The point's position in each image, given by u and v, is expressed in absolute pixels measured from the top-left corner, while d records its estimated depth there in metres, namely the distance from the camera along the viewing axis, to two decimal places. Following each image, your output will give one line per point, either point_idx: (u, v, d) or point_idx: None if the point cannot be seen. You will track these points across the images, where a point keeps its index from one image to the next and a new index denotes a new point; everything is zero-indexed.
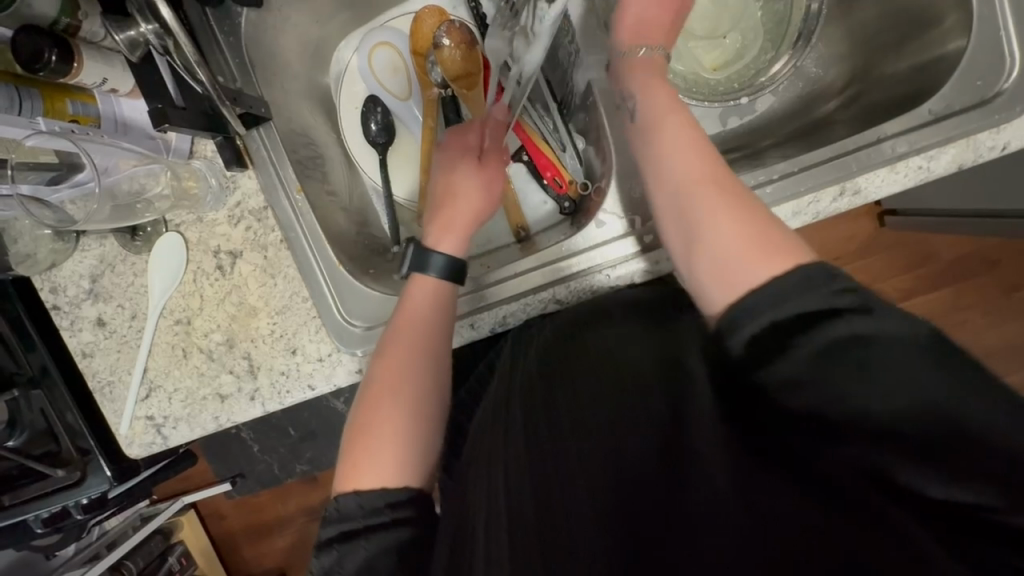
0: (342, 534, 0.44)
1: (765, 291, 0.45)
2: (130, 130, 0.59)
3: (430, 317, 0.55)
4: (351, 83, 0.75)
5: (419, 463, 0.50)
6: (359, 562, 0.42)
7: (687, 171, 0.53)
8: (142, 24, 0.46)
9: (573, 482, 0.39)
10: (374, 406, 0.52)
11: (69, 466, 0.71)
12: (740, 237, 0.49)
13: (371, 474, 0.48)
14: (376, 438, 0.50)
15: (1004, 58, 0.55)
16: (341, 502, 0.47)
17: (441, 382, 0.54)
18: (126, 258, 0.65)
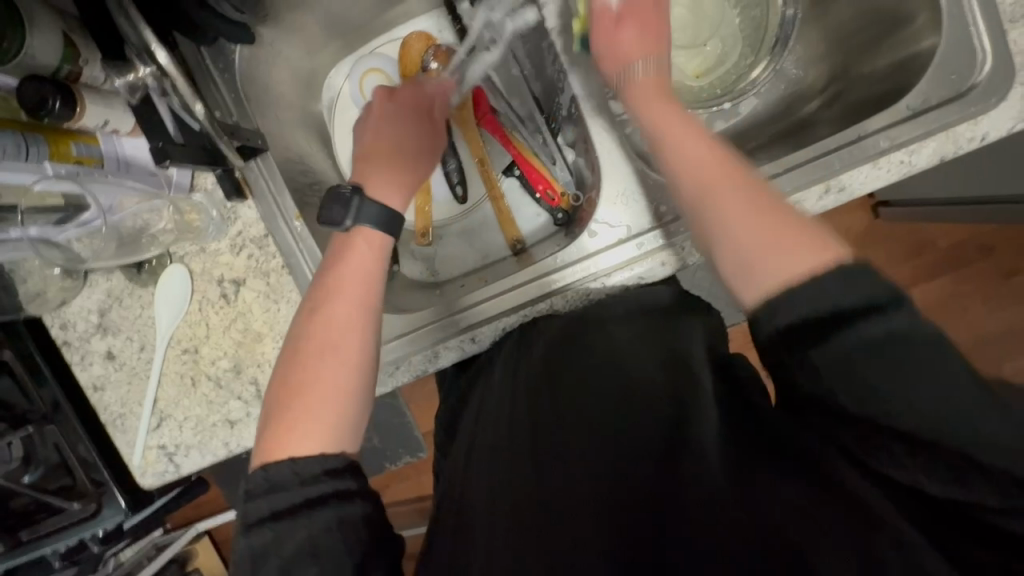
0: (275, 512, 0.40)
1: (801, 290, 0.39)
2: (133, 167, 0.60)
3: (371, 281, 0.54)
4: (343, 111, 0.77)
5: (348, 430, 0.47)
6: (299, 544, 0.38)
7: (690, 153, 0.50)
8: (141, 68, 0.49)
9: (574, 482, 0.40)
10: (306, 368, 0.49)
11: (84, 498, 0.72)
12: (753, 232, 0.44)
13: (302, 439, 0.45)
14: (309, 401, 0.47)
15: (976, 51, 0.56)
16: (270, 470, 0.42)
17: (375, 341, 0.52)
18: (132, 292, 0.67)
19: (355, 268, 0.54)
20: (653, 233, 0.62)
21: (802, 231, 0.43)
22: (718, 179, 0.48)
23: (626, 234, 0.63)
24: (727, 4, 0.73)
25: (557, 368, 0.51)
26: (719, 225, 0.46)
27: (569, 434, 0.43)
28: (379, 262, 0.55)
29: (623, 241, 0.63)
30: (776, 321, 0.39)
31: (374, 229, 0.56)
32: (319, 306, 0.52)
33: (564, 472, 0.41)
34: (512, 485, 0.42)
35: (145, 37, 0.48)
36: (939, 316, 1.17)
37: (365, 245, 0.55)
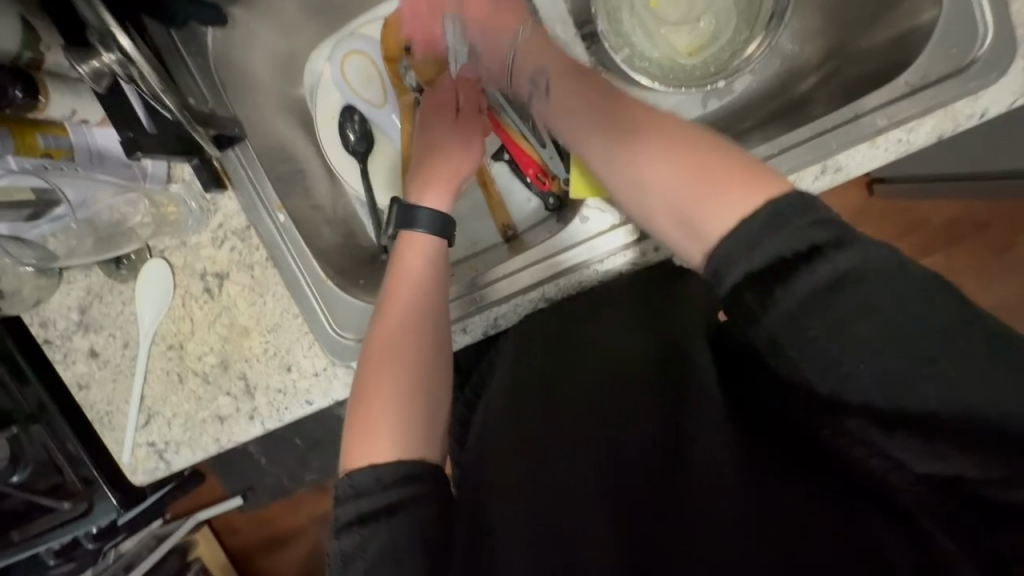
0: (363, 514, 0.42)
1: (738, 235, 0.39)
2: (106, 161, 0.57)
3: (429, 281, 0.54)
4: (327, 95, 0.74)
5: (427, 435, 0.48)
6: (381, 546, 0.40)
7: (620, 157, 0.49)
8: (105, 54, 0.45)
9: (579, 464, 0.44)
10: (375, 374, 0.50)
11: (75, 498, 0.71)
12: (688, 182, 0.44)
13: (378, 444, 0.46)
14: (381, 406, 0.48)
15: (977, 25, 0.54)
16: (354, 476, 0.44)
17: (443, 347, 0.52)
18: (113, 288, 0.65)
19: (415, 270, 0.54)
20: None
21: (741, 165, 0.43)
22: (655, 149, 0.47)
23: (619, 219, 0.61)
24: None
25: (557, 372, 0.55)
26: (651, 193, 0.46)
27: (569, 450, 0.46)
28: (434, 259, 0.56)
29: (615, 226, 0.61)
30: (730, 279, 0.39)
31: (425, 232, 0.56)
32: (384, 316, 0.53)
33: (565, 459, 0.45)
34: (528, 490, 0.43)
35: (102, 21, 0.44)
36: None
37: (415, 246, 0.56)
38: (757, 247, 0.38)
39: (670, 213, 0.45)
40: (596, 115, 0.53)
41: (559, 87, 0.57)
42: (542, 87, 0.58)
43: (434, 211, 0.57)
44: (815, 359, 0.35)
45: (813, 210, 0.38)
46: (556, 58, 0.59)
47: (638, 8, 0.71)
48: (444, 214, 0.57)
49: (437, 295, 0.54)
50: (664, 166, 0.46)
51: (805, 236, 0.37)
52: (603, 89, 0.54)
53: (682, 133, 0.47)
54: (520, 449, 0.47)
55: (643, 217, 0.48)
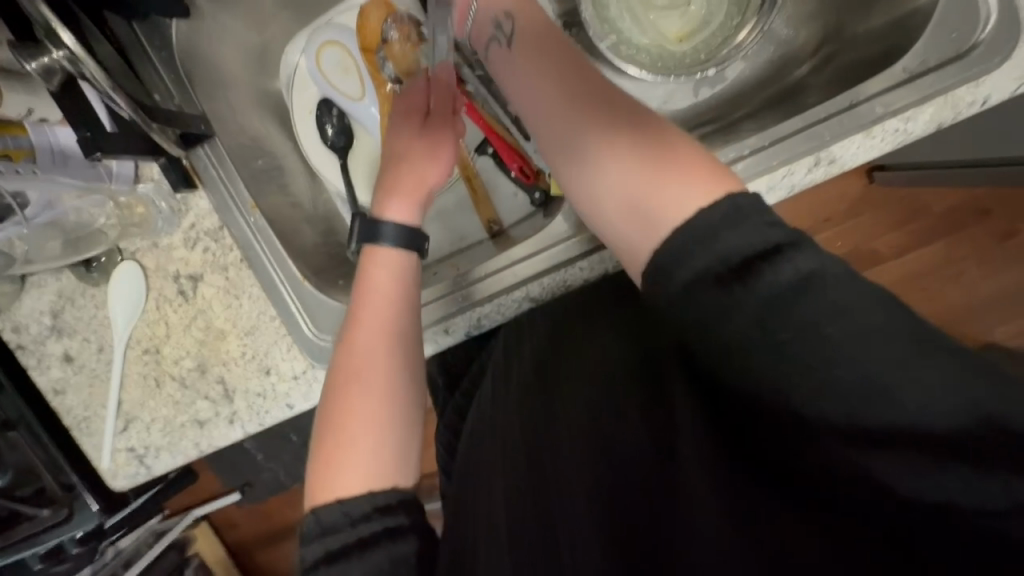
0: (330, 553, 0.40)
1: (692, 227, 0.39)
2: (70, 161, 0.54)
3: (396, 305, 0.52)
4: (303, 88, 0.71)
5: (400, 461, 0.46)
6: None
7: (569, 137, 0.48)
8: (54, 50, 0.43)
9: (570, 481, 0.42)
10: (342, 402, 0.48)
11: (56, 504, 0.70)
12: (650, 172, 0.44)
13: (347, 474, 0.44)
14: (351, 434, 0.46)
15: (979, 7, 0.52)
16: (320, 513, 0.42)
17: (413, 370, 0.51)
18: (85, 291, 0.63)
19: (380, 292, 0.52)
20: None
21: (699, 161, 0.44)
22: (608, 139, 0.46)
23: None
24: None
25: (549, 379, 0.54)
26: (605, 184, 0.46)
27: (565, 446, 0.45)
28: (399, 275, 0.53)
29: None
30: (677, 277, 0.38)
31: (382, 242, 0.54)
32: (349, 342, 0.51)
33: (558, 475, 0.43)
34: (516, 501, 0.43)
35: (43, 17, 0.41)
36: (934, 281, 1.15)
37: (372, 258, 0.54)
38: (717, 238, 0.38)
39: (628, 199, 0.44)
40: (565, 90, 0.49)
41: (532, 53, 0.52)
42: (506, 30, 0.54)
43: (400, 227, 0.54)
44: (788, 364, 0.34)
45: (763, 203, 0.39)
46: (522, 9, 0.55)
47: None
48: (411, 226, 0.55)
49: (407, 318, 0.52)
50: (618, 151, 0.46)
51: (759, 231, 0.37)
52: (569, 58, 0.51)
53: (633, 125, 0.46)
54: (514, 466, 0.46)
55: (592, 211, 0.47)
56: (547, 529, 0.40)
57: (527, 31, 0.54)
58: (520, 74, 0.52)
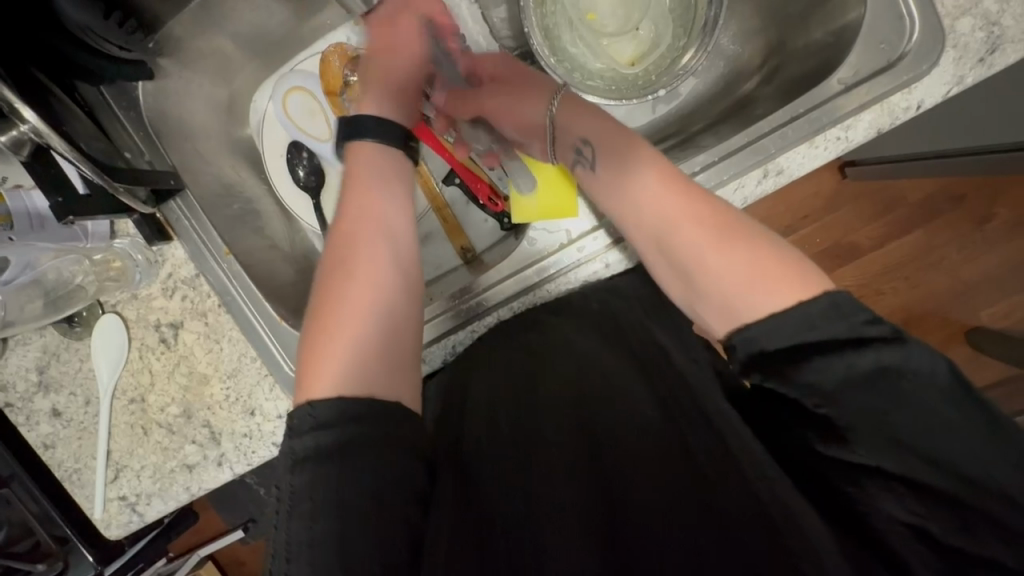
0: (315, 450, 0.40)
1: (786, 321, 0.40)
2: (46, 225, 0.58)
3: (393, 214, 0.55)
4: (272, 133, 0.74)
5: (394, 372, 0.47)
6: (330, 494, 0.39)
7: (672, 226, 0.48)
8: (18, 125, 0.45)
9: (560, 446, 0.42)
10: (333, 288, 0.50)
11: (50, 559, 0.71)
12: (742, 275, 0.44)
13: (341, 380, 0.44)
14: (347, 321, 0.48)
15: (903, 18, 0.54)
16: (316, 406, 0.42)
17: (408, 275, 0.52)
18: (69, 345, 0.65)
19: (376, 195, 0.55)
20: (595, 234, 0.61)
21: (786, 258, 0.44)
22: (714, 231, 0.46)
23: (569, 238, 0.61)
24: None
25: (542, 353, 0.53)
26: (703, 269, 0.45)
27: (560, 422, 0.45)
28: (383, 167, 0.57)
29: (563, 246, 0.61)
30: (769, 342, 0.40)
31: (372, 144, 0.58)
32: (348, 234, 0.53)
33: (547, 442, 0.43)
34: (499, 458, 0.42)
35: (4, 96, 0.44)
36: (917, 270, 1.15)
37: (365, 158, 0.57)
38: (814, 330, 0.38)
39: (717, 303, 0.45)
40: (664, 195, 0.48)
41: (636, 165, 0.51)
42: (587, 154, 0.55)
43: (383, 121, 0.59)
44: (818, 398, 0.38)
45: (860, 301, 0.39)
46: (597, 125, 0.56)
47: (575, 22, 0.71)
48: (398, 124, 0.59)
49: (400, 224, 0.55)
50: (711, 252, 0.45)
51: (859, 330, 0.38)
52: (658, 163, 0.50)
53: (736, 227, 0.46)
54: (512, 430, 0.45)
55: (686, 293, 0.47)
56: (535, 488, 0.40)
57: (608, 135, 0.55)
58: (620, 184, 0.51)
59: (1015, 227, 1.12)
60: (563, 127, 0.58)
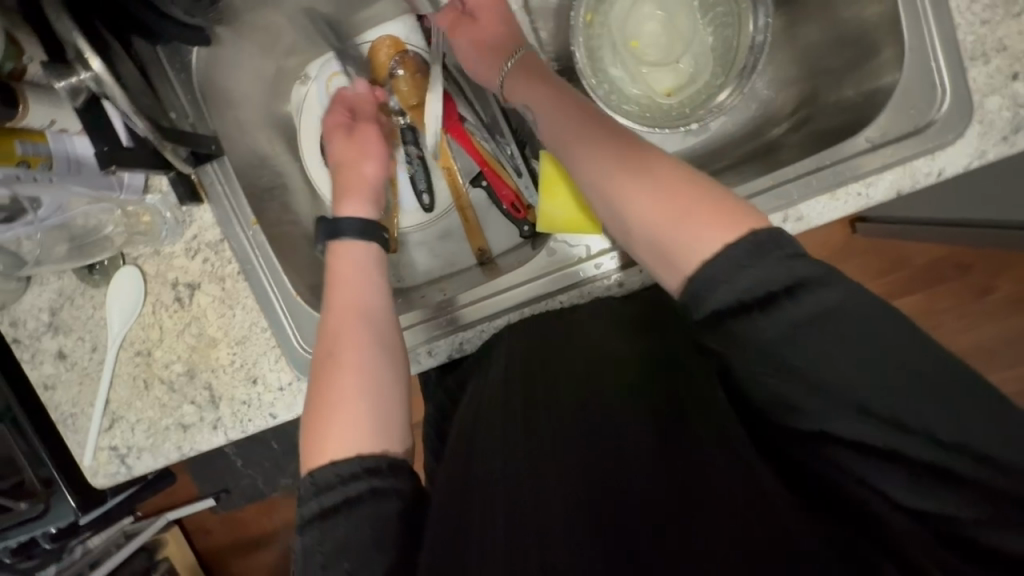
0: (325, 509, 0.42)
1: (712, 269, 0.43)
2: (83, 169, 0.58)
3: (375, 291, 0.58)
4: (311, 112, 0.76)
5: (389, 429, 0.49)
6: (335, 540, 0.41)
7: (660, 225, 0.49)
8: (80, 72, 0.47)
9: (560, 443, 0.43)
10: (322, 374, 0.52)
11: (34, 498, 0.71)
12: (668, 217, 0.48)
13: (337, 448, 0.47)
14: (335, 395, 0.50)
15: (936, 88, 0.56)
16: (315, 476, 0.45)
17: (389, 339, 0.55)
18: (85, 292, 0.66)
19: (361, 280, 0.58)
20: (613, 254, 0.62)
21: (716, 199, 0.48)
22: (689, 207, 0.48)
23: (587, 253, 0.63)
24: (700, 22, 0.73)
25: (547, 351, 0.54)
26: (681, 246, 0.47)
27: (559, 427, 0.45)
28: (366, 261, 0.60)
29: (583, 260, 0.63)
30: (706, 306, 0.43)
31: (353, 241, 0.61)
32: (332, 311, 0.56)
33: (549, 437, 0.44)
34: (507, 456, 0.44)
35: (78, 43, 0.46)
36: None
37: (348, 255, 0.60)
38: (743, 275, 0.42)
39: (650, 244, 0.49)
40: (585, 146, 0.55)
41: (577, 150, 0.55)
42: (529, 118, 0.61)
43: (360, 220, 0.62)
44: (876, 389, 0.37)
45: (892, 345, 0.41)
46: (532, 89, 0.61)
47: (619, 47, 0.73)
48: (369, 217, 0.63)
49: (382, 297, 0.57)
50: (683, 224, 0.47)
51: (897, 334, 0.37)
52: (582, 124, 0.56)
53: (705, 196, 0.48)
54: (518, 427, 0.47)
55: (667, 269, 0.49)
56: (534, 500, 0.40)
57: (598, 146, 0.54)
58: (616, 195, 0.52)
59: (1012, 304, 1.14)
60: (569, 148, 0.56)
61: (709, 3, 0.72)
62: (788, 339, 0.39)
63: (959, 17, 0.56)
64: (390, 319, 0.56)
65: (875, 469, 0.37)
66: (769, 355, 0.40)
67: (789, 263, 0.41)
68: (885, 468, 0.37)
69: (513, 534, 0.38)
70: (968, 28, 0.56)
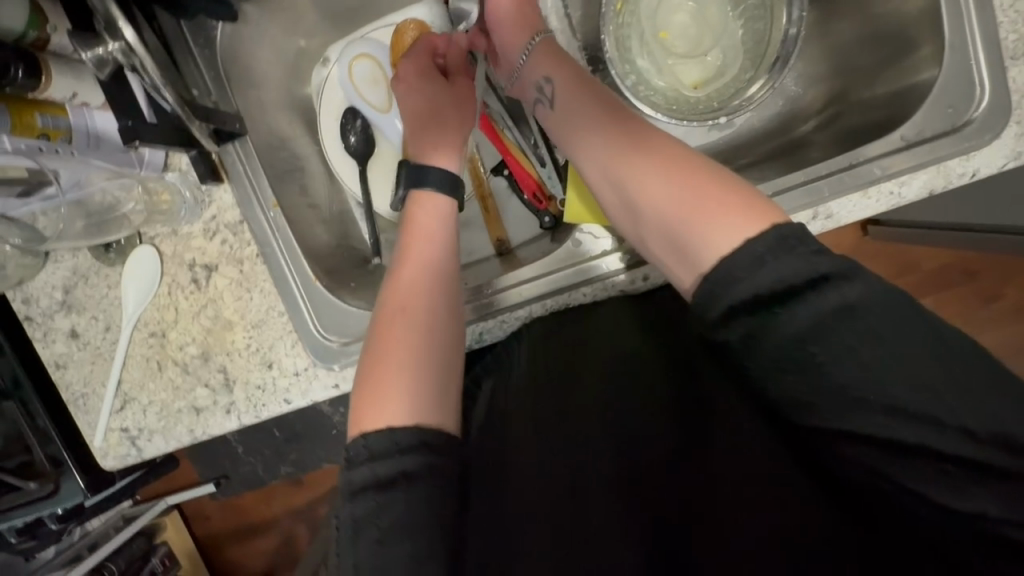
0: (378, 480, 0.39)
1: (737, 258, 0.40)
2: (104, 144, 0.56)
3: (443, 249, 0.54)
4: (331, 96, 0.74)
5: (447, 403, 0.45)
6: (393, 518, 0.38)
7: (669, 212, 0.46)
8: (109, 43, 0.46)
9: (591, 455, 0.48)
10: (389, 325, 0.48)
11: (42, 479, 0.70)
12: (683, 200, 0.45)
13: (395, 413, 0.43)
14: (396, 360, 0.46)
15: (974, 87, 0.56)
16: (368, 439, 0.41)
17: (456, 303, 0.51)
18: (99, 270, 0.65)
19: (430, 236, 0.54)
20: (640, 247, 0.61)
21: (737, 190, 0.44)
22: (702, 194, 0.45)
23: (612, 246, 0.61)
24: (731, 14, 0.72)
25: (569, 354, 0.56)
26: (689, 236, 0.44)
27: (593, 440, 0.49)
28: (448, 219, 0.56)
29: (606, 253, 0.61)
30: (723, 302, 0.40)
31: (434, 193, 0.57)
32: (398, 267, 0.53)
33: (578, 447, 0.48)
34: (541, 462, 0.48)
35: (109, 12, 0.44)
36: None
37: (431, 207, 0.56)
38: (762, 269, 0.38)
39: (662, 227, 0.47)
40: (607, 125, 0.53)
41: (586, 137, 0.54)
42: (546, 94, 0.59)
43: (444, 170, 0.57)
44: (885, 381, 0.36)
45: None
46: (561, 67, 0.59)
47: (648, 38, 0.72)
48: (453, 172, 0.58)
49: (450, 258, 0.54)
50: (698, 214, 0.44)
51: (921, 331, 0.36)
52: (606, 110, 0.54)
53: (721, 184, 0.45)
54: (546, 430, 0.50)
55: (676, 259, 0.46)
56: (569, 509, 0.45)
57: (605, 131, 0.53)
58: (626, 180, 0.50)
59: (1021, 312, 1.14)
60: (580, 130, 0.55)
61: None
62: (806, 339, 0.37)
63: (1001, 15, 0.55)
64: (456, 280, 0.53)
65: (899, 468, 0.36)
66: (787, 355, 0.37)
67: (811, 258, 0.38)
68: (911, 465, 0.35)
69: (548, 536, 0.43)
70: (1010, 27, 0.55)
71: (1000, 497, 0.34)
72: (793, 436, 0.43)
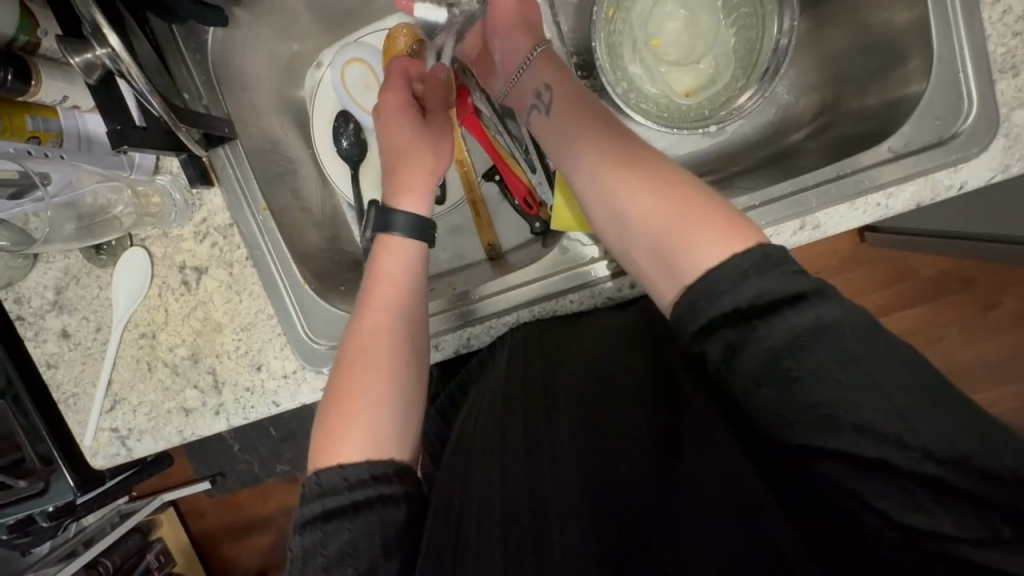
0: (327, 512, 0.42)
1: (722, 272, 0.42)
2: (94, 147, 0.58)
3: (410, 285, 0.55)
4: (324, 99, 0.75)
5: (402, 440, 0.48)
6: (342, 545, 0.40)
7: (655, 223, 0.48)
8: (97, 48, 0.46)
9: (564, 457, 0.43)
10: (353, 371, 0.51)
11: (32, 476, 0.70)
12: (671, 214, 0.47)
13: (351, 450, 0.46)
14: (359, 398, 0.49)
15: (962, 99, 0.56)
16: (321, 476, 0.45)
17: (419, 339, 0.54)
18: (91, 271, 0.65)
19: (398, 273, 0.55)
20: None
21: (722, 212, 0.46)
22: (687, 211, 0.47)
23: (599, 253, 0.62)
24: (723, 22, 0.72)
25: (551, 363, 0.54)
26: (675, 249, 0.46)
27: (565, 436, 0.45)
28: (415, 262, 0.57)
29: (595, 260, 0.62)
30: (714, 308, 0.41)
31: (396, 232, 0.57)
32: (368, 302, 0.54)
33: (553, 453, 0.44)
34: (511, 472, 0.43)
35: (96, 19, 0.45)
36: (919, 342, 1.17)
37: (397, 250, 0.56)
38: (746, 282, 0.41)
39: (651, 245, 0.48)
40: (601, 151, 0.52)
41: (576, 142, 0.55)
42: (540, 105, 0.59)
43: (414, 217, 0.57)
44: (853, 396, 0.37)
45: None
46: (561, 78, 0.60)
47: (640, 45, 0.72)
48: (424, 216, 0.58)
49: (417, 293, 0.55)
50: (689, 231, 0.46)
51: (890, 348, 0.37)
52: (602, 121, 0.55)
53: (705, 203, 0.47)
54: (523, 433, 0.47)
55: (662, 275, 0.48)
56: (533, 510, 0.40)
57: (596, 135, 0.54)
58: (615, 189, 0.51)
59: (1019, 319, 1.13)
60: (563, 136, 0.56)
61: (733, 4, 0.71)
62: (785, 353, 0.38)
63: (990, 28, 0.55)
64: (420, 318, 0.55)
65: (872, 484, 0.36)
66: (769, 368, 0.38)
67: (791, 278, 0.41)
68: (877, 483, 0.36)
69: (509, 540, 0.38)
70: (999, 40, 0.55)
71: (962, 514, 0.34)
72: (775, 447, 0.41)
